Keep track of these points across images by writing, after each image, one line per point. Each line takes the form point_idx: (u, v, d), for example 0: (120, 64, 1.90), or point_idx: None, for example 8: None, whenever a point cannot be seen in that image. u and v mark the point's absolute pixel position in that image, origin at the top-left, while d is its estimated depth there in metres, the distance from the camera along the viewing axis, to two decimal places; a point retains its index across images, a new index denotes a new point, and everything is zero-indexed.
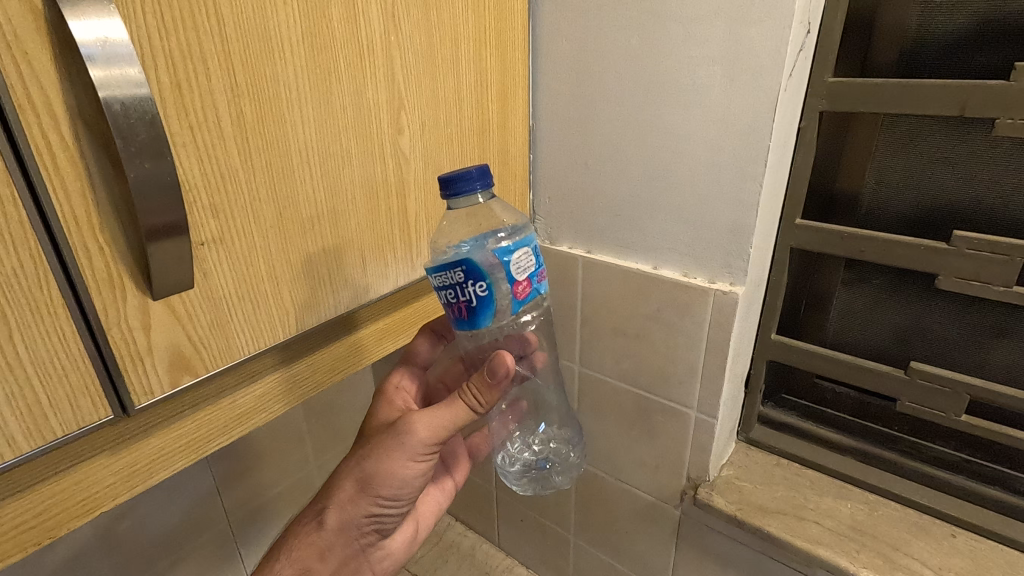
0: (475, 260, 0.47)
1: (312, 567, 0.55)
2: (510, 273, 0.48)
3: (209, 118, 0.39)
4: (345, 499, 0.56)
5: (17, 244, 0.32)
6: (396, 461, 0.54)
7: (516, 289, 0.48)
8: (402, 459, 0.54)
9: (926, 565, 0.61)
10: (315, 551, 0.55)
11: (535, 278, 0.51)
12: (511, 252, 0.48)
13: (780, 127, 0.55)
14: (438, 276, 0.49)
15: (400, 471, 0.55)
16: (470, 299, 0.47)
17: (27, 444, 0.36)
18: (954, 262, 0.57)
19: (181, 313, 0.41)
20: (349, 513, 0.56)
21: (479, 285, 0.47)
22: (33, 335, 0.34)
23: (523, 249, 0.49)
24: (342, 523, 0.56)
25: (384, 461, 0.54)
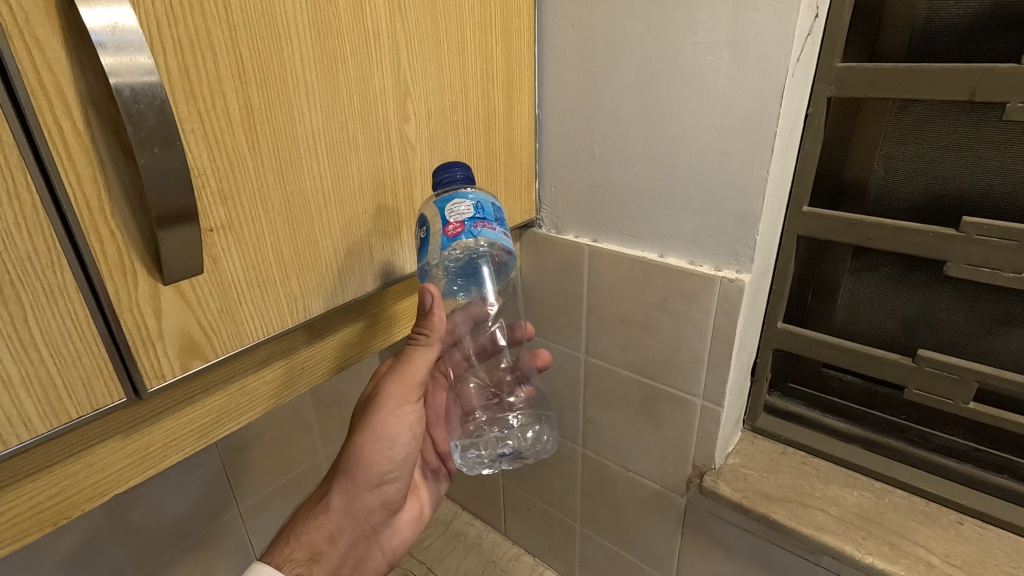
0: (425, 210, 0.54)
1: (322, 549, 0.57)
2: (442, 214, 0.51)
3: (218, 105, 0.39)
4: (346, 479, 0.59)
5: (31, 228, 0.33)
6: (380, 425, 0.58)
7: (445, 230, 0.51)
8: (387, 420, 0.58)
9: (932, 552, 0.61)
10: (325, 532, 0.58)
11: (474, 225, 0.51)
12: (447, 197, 0.52)
13: (787, 113, 0.55)
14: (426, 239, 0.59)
15: (386, 433, 0.59)
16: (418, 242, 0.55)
17: (42, 425, 0.36)
18: (963, 249, 0.56)
19: (191, 298, 0.41)
20: (352, 492, 0.59)
21: (422, 229, 0.54)
22: (48, 319, 0.35)
23: (461, 196, 0.52)
24: (347, 504, 0.59)
25: (371, 431, 0.58)
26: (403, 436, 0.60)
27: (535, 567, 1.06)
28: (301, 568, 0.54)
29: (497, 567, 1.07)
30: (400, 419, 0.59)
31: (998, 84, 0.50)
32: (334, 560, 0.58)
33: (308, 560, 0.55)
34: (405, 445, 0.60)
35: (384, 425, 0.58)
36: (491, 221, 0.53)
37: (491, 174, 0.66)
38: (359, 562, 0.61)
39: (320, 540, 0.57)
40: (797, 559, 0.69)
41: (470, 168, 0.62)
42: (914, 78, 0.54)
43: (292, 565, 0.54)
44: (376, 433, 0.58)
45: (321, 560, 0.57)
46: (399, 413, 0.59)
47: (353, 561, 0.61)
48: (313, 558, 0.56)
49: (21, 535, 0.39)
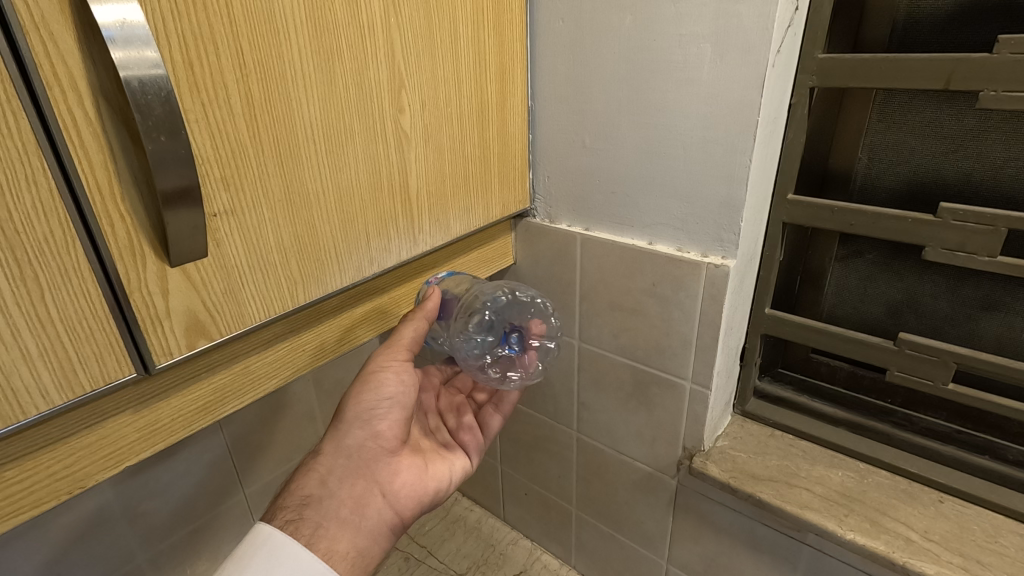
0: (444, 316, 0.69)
1: (313, 491, 0.58)
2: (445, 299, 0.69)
3: (220, 96, 0.42)
4: (338, 426, 0.61)
5: (47, 211, 0.35)
6: (370, 372, 0.61)
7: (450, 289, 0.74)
8: (375, 367, 0.61)
9: (912, 528, 0.63)
10: (315, 477, 0.59)
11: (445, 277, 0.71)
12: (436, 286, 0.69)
13: (769, 102, 0.56)
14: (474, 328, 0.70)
15: (374, 375, 0.61)
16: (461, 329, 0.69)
17: (59, 396, 0.39)
18: (940, 234, 0.58)
19: (196, 279, 0.44)
20: (341, 434, 0.60)
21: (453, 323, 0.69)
22: (63, 297, 0.37)
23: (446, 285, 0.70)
24: (336, 446, 0.60)
25: (363, 377, 0.61)
26: (389, 381, 0.61)
27: (533, 551, 1.09)
28: (290, 513, 0.57)
29: (496, 550, 1.09)
30: (388, 366, 0.61)
31: (972, 73, 0.52)
32: (328, 501, 0.57)
33: (299, 505, 0.57)
34: (393, 389, 0.61)
35: (372, 373, 0.61)
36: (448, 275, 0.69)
37: (485, 164, 0.68)
38: (358, 505, 0.58)
39: (311, 484, 0.58)
40: (783, 537, 0.71)
41: (464, 158, 0.65)
42: (893, 68, 0.55)
43: (283, 514, 0.57)
44: (366, 379, 0.61)
45: (311, 503, 0.57)
46: (390, 366, 0.61)
47: (351, 504, 0.58)
48: (304, 503, 0.57)
49: (39, 501, 0.42)
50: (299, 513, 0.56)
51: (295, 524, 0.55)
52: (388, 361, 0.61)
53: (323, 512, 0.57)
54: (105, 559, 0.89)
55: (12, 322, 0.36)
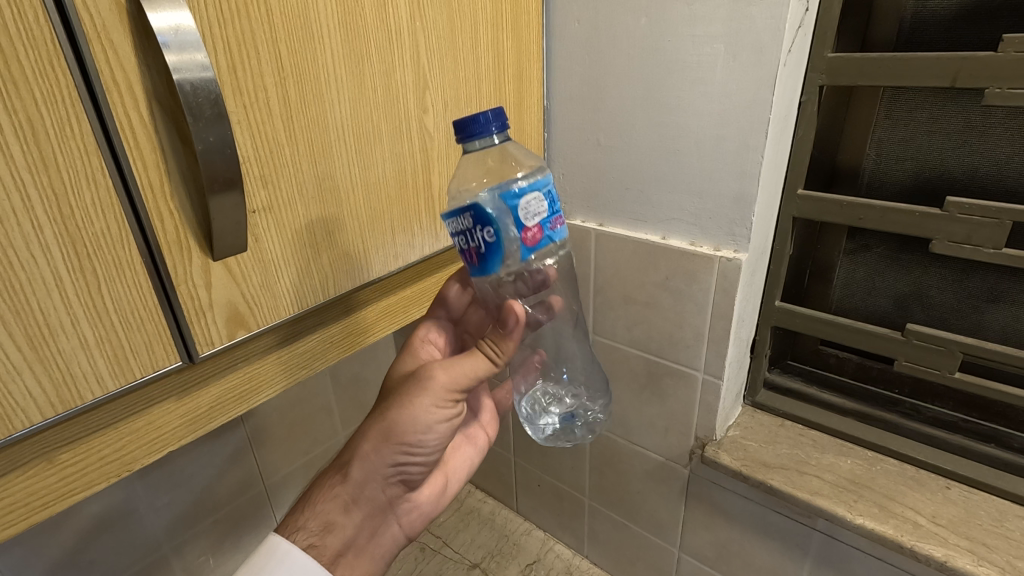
0: (483, 205, 0.46)
1: (335, 519, 0.58)
2: (519, 220, 0.46)
3: (260, 98, 0.44)
4: (370, 459, 0.57)
5: (105, 208, 0.38)
6: (416, 414, 0.55)
7: (525, 236, 0.47)
8: (423, 410, 0.55)
9: (919, 513, 0.65)
10: (340, 503, 0.58)
11: (550, 225, 0.49)
12: (519, 195, 0.46)
13: (781, 100, 0.58)
14: (452, 222, 0.49)
15: (421, 420, 0.55)
16: (479, 245, 0.47)
17: (112, 382, 0.41)
18: (947, 226, 0.60)
19: (236, 273, 0.46)
20: (371, 468, 0.58)
21: (487, 232, 0.46)
22: (118, 290, 0.40)
23: (534, 194, 0.47)
24: (365, 479, 0.58)
25: (405, 419, 0.55)
26: (435, 427, 0.56)
27: (546, 541, 1.11)
28: (313, 537, 0.57)
29: (510, 540, 1.11)
30: (438, 413, 0.55)
31: (978, 71, 0.53)
32: (348, 531, 0.59)
33: (320, 530, 0.58)
34: (438, 437, 0.57)
35: (418, 420, 0.55)
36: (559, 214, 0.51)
37: None
38: (373, 534, 0.61)
39: (334, 511, 0.58)
40: (794, 523, 0.73)
41: None
42: (901, 65, 0.57)
43: (303, 535, 0.57)
44: (410, 419, 0.55)
45: (333, 530, 0.58)
46: (435, 407, 0.55)
47: (368, 532, 0.61)
48: (325, 528, 0.58)
49: (90, 483, 0.44)
50: (321, 539, 0.58)
51: (316, 549, 0.57)
52: (438, 406, 0.55)
53: (343, 541, 0.59)
54: (132, 549, 0.91)
55: (72, 312, 0.38)
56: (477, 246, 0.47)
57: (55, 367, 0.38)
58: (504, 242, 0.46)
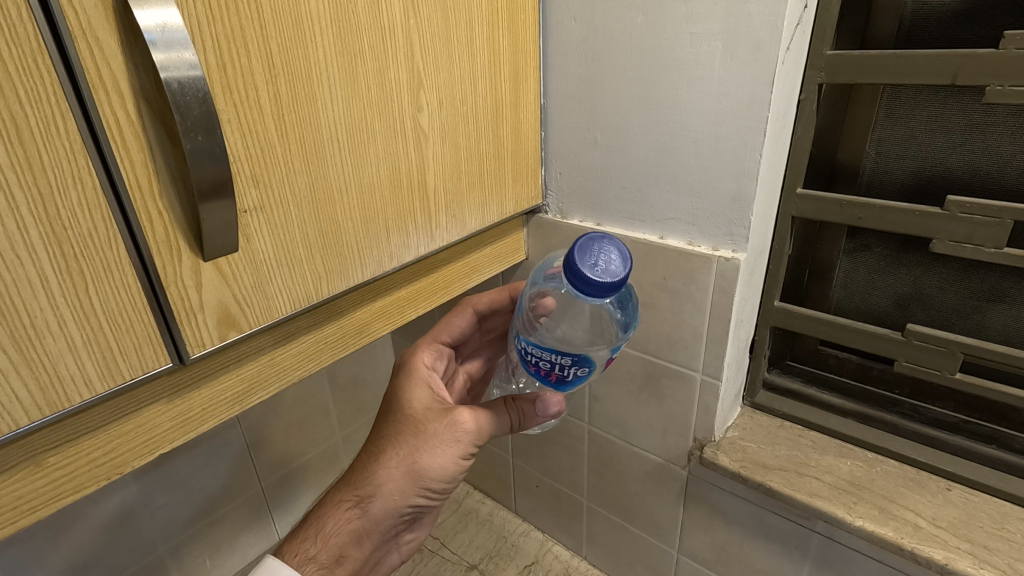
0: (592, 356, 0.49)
1: (347, 552, 0.56)
2: (610, 355, 0.52)
3: (250, 97, 0.43)
4: (392, 500, 0.55)
5: (92, 208, 0.37)
6: (448, 462, 0.55)
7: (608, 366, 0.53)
8: (455, 459, 0.55)
9: (919, 515, 0.64)
10: (352, 536, 0.56)
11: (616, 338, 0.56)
12: (620, 342, 0.52)
13: (779, 98, 0.58)
14: (544, 348, 0.50)
15: (452, 469, 0.55)
16: (567, 375, 0.51)
17: (101, 385, 0.41)
18: (948, 226, 0.59)
19: (227, 273, 0.45)
20: (392, 508, 0.56)
21: (582, 369, 0.50)
22: (106, 291, 0.39)
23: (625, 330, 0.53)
24: (382, 516, 0.56)
25: (436, 465, 0.54)
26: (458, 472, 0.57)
27: (544, 542, 1.10)
28: (323, 570, 0.55)
29: (508, 542, 1.11)
30: (465, 461, 0.57)
31: (979, 68, 0.53)
32: (355, 562, 0.57)
33: (330, 562, 0.56)
34: (457, 480, 0.58)
35: (448, 465, 0.55)
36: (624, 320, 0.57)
37: (499, 160, 0.70)
38: (376, 562, 0.60)
39: (346, 545, 0.56)
40: (793, 525, 0.72)
41: (478, 156, 0.66)
42: (901, 63, 0.56)
43: (312, 567, 0.55)
44: (442, 468, 0.55)
45: (343, 562, 0.56)
46: (465, 456, 0.56)
47: (371, 561, 0.60)
48: (335, 561, 0.55)
49: (80, 487, 0.44)
50: (331, 570, 0.55)
51: None
52: (464, 454, 0.56)
53: (350, 570, 0.57)
54: (128, 550, 0.91)
55: (59, 314, 0.37)
56: (566, 375, 0.51)
57: (42, 370, 0.38)
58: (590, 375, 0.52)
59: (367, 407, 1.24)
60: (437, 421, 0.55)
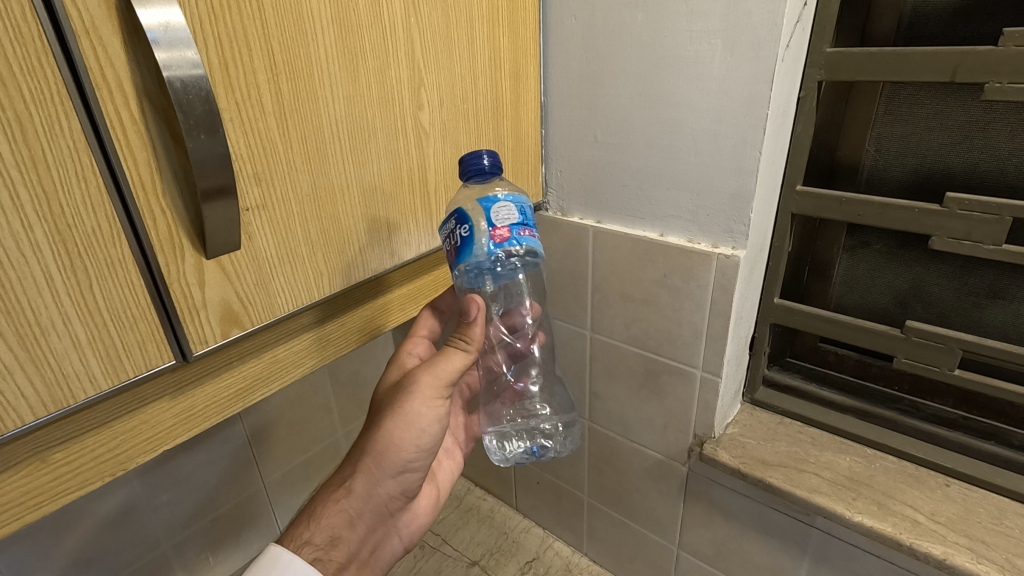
0: (463, 206, 0.54)
1: (341, 534, 0.60)
2: (489, 218, 0.53)
3: (252, 95, 0.44)
4: (373, 472, 0.61)
5: (96, 206, 0.37)
6: (410, 415, 0.60)
7: (495, 234, 0.53)
8: (416, 411, 0.60)
9: (918, 511, 0.65)
10: (344, 517, 0.60)
11: (519, 231, 0.54)
12: (495, 201, 0.54)
13: (779, 95, 0.58)
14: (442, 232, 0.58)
15: (414, 421, 0.60)
16: (456, 241, 0.54)
17: (105, 382, 0.41)
18: (947, 222, 0.59)
19: (230, 271, 0.46)
20: (374, 479, 0.61)
21: (462, 228, 0.54)
22: (109, 289, 0.40)
23: (507, 203, 0.54)
24: (369, 491, 0.61)
25: (402, 423, 0.60)
26: (428, 427, 0.61)
27: (545, 539, 1.11)
28: (318, 551, 0.58)
29: (509, 538, 1.11)
30: (429, 413, 0.61)
31: (977, 65, 0.53)
32: (351, 545, 0.61)
33: (325, 544, 0.59)
34: (432, 437, 0.62)
35: (413, 421, 0.60)
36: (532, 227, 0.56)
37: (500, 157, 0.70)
38: (376, 547, 0.64)
39: (339, 525, 0.60)
40: (793, 521, 0.73)
41: (479, 153, 0.66)
42: (900, 60, 0.56)
43: (309, 549, 0.58)
44: (406, 422, 0.60)
45: (338, 544, 0.59)
46: (426, 408, 0.61)
47: (370, 545, 0.63)
48: (331, 542, 0.59)
49: (85, 483, 0.44)
50: (327, 553, 0.58)
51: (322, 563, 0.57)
52: (428, 406, 0.61)
53: (347, 553, 0.60)
54: (131, 547, 0.91)
55: (63, 311, 0.38)
56: (454, 242, 0.55)
57: (47, 367, 0.38)
58: (478, 235, 0.53)
59: None
60: (400, 389, 0.62)
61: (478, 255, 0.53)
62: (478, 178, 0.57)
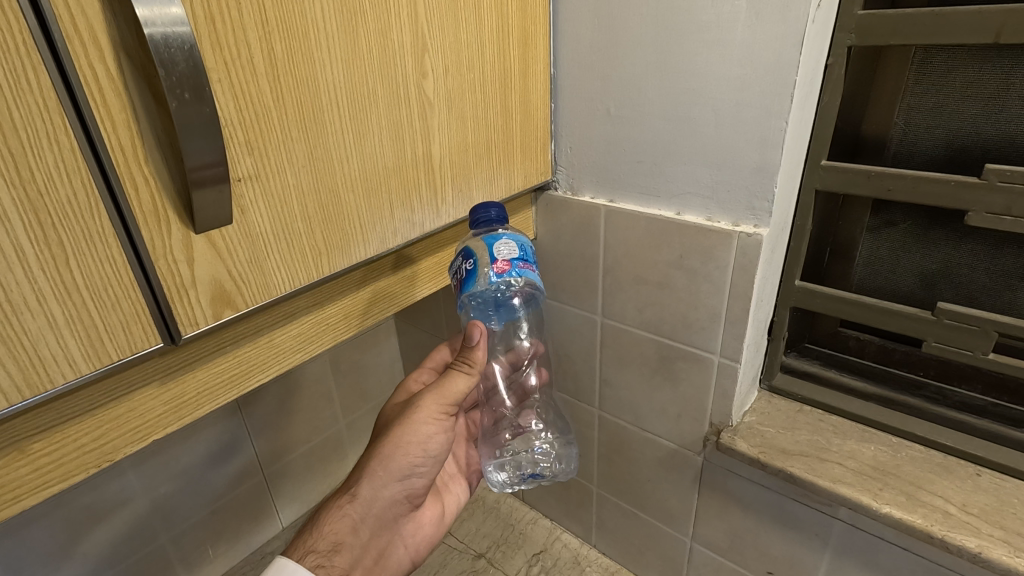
0: (469, 245, 0.59)
1: (345, 539, 0.60)
2: (492, 253, 0.58)
3: (242, 55, 0.40)
4: (379, 477, 0.62)
5: (70, 172, 0.34)
6: (416, 424, 0.62)
7: (495, 267, 0.57)
8: (422, 420, 0.62)
9: (949, 501, 0.62)
10: (349, 522, 0.60)
11: (519, 264, 0.58)
12: (496, 238, 0.58)
13: (807, 60, 0.54)
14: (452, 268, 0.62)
15: (420, 429, 0.62)
16: (463, 272, 0.59)
17: (86, 366, 0.38)
18: (984, 197, 0.56)
19: (221, 247, 0.42)
20: (380, 483, 0.62)
21: (467, 262, 0.58)
22: (88, 264, 0.36)
23: (507, 239, 0.59)
24: (374, 495, 0.62)
25: (408, 431, 0.62)
26: (433, 437, 0.63)
27: (552, 531, 1.08)
28: (321, 557, 0.57)
29: (516, 530, 1.09)
30: (434, 423, 0.63)
31: None
32: (355, 551, 0.61)
33: (328, 550, 0.58)
34: (437, 446, 0.64)
35: (418, 431, 0.62)
36: (532, 262, 0.60)
37: (508, 132, 0.66)
38: (380, 555, 0.64)
39: (343, 530, 0.60)
40: (814, 512, 0.70)
41: (487, 128, 0.63)
42: (939, 22, 0.53)
43: (312, 557, 0.57)
44: (412, 429, 0.62)
45: (342, 549, 0.59)
46: (431, 418, 0.62)
47: (374, 553, 0.63)
48: (335, 548, 0.59)
49: (69, 474, 0.41)
50: (330, 558, 0.58)
51: (325, 569, 0.57)
52: (433, 418, 0.63)
53: (351, 560, 0.60)
54: (127, 540, 0.88)
55: (37, 287, 0.34)
56: (460, 271, 0.59)
57: (20, 349, 0.35)
58: (479, 270, 0.57)
59: (372, 394, 1.22)
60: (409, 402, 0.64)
61: (480, 285, 0.58)
62: (486, 228, 0.61)
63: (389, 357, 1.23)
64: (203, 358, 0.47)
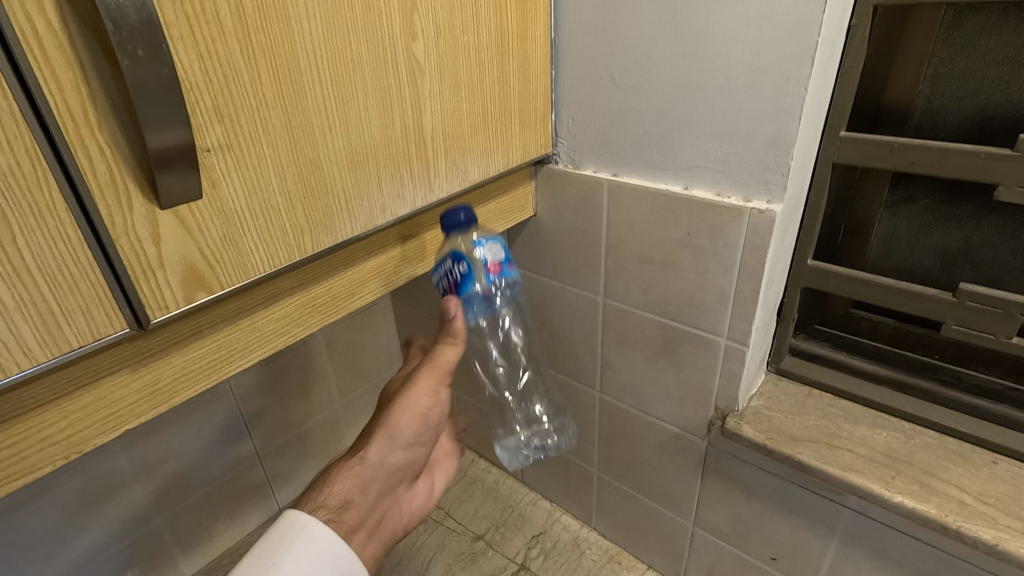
0: (456, 250, 0.60)
1: (354, 497, 0.57)
2: (484, 257, 0.60)
3: (207, 10, 0.36)
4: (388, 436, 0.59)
5: (11, 139, 0.31)
6: (426, 385, 0.59)
7: (489, 268, 0.61)
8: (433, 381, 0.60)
9: (964, 491, 0.59)
10: (357, 481, 0.57)
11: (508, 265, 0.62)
12: (483, 243, 0.61)
13: (830, 20, 0.50)
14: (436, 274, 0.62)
15: (430, 390, 0.60)
16: (455, 279, 0.59)
17: (43, 354, 0.35)
18: (1017, 170, 0.51)
19: (191, 225, 0.39)
20: (390, 443, 0.59)
21: (459, 266, 0.59)
22: (39, 242, 0.33)
23: (495, 243, 0.62)
24: (384, 455, 0.59)
25: (418, 391, 0.59)
26: (435, 405, 0.60)
27: (552, 512, 1.07)
28: (329, 513, 0.55)
29: (515, 511, 1.07)
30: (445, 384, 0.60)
31: None
32: (364, 510, 0.57)
33: (338, 507, 0.56)
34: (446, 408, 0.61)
35: (428, 393, 0.60)
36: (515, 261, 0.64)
37: (505, 102, 0.62)
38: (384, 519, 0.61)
39: (351, 489, 0.57)
40: (821, 499, 0.67)
41: (482, 97, 0.59)
42: None
43: (322, 511, 0.55)
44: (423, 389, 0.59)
45: (351, 507, 0.56)
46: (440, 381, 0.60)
47: (379, 515, 0.60)
48: (343, 506, 0.56)
49: (33, 468, 0.39)
50: (340, 516, 0.55)
51: (334, 524, 0.54)
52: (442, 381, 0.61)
53: (359, 519, 0.57)
54: (120, 523, 0.87)
55: None
56: (451, 280, 0.59)
57: None
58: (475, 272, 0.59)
59: (368, 374, 1.20)
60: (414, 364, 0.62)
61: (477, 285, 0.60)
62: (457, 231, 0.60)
63: (386, 337, 1.20)
64: (178, 341, 0.44)
